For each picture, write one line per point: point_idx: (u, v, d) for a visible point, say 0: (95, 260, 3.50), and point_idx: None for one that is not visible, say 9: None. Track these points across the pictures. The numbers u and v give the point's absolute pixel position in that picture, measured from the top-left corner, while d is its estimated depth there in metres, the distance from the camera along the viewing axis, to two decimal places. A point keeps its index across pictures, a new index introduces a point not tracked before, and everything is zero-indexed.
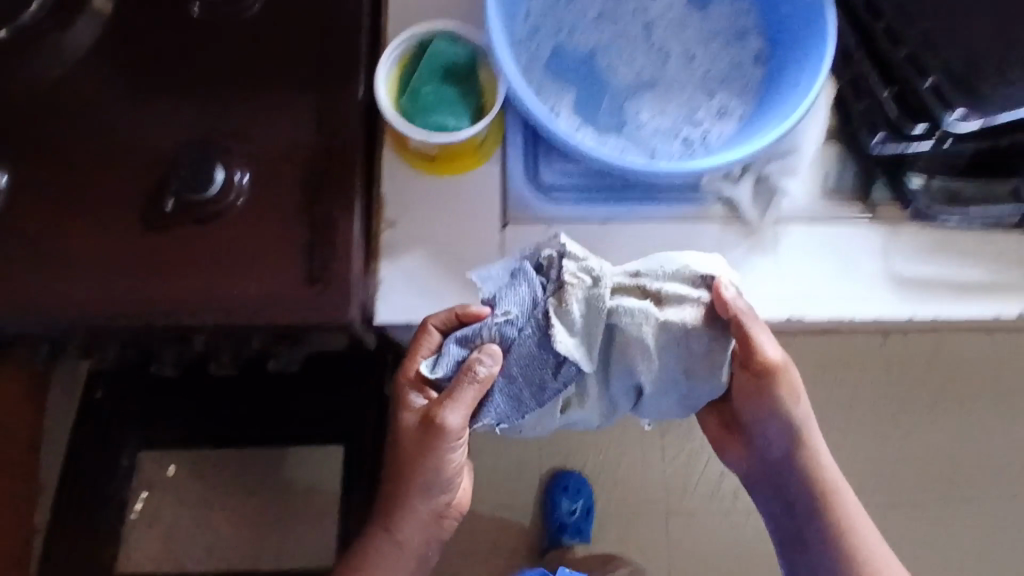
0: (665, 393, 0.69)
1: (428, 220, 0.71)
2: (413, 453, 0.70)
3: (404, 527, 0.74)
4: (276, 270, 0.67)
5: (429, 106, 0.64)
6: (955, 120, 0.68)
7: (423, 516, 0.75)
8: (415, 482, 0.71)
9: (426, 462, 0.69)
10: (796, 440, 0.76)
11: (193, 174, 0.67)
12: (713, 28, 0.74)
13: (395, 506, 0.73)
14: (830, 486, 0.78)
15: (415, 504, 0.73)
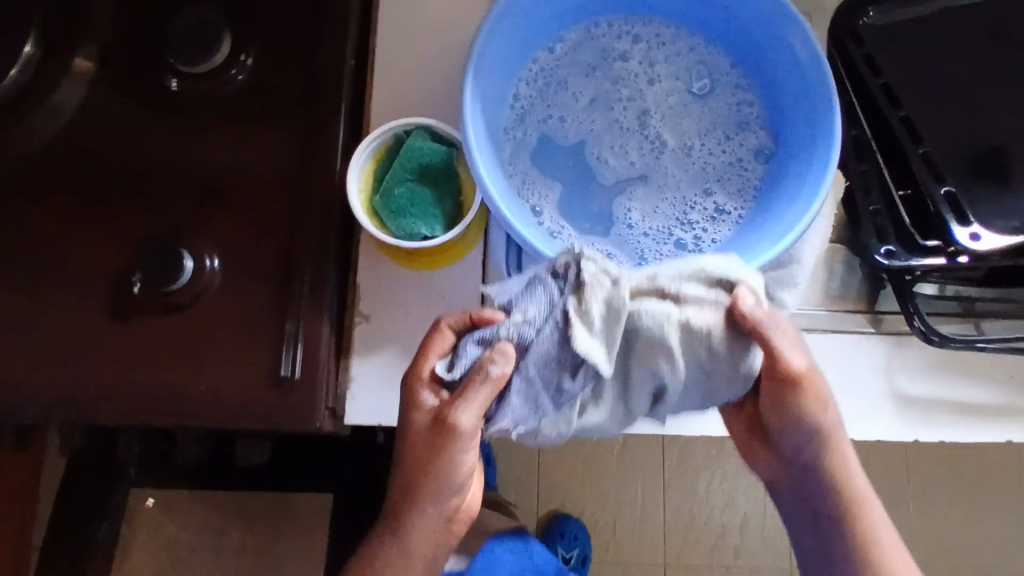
0: (691, 400, 0.56)
1: (404, 315, 0.68)
2: (425, 443, 0.59)
3: (413, 535, 0.64)
4: (243, 363, 0.64)
5: (403, 210, 0.61)
6: (967, 237, 0.66)
7: (431, 532, 0.64)
8: (420, 462, 0.60)
9: (433, 455, 0.59)
10: (824, 440, 0.62)
11: (165, 254, 0.66)
12: (714, 120, 0.70)
13: (401, 499, 0.63)
14: (864, 496, 0.64)
15: (426, 504, 0.62)
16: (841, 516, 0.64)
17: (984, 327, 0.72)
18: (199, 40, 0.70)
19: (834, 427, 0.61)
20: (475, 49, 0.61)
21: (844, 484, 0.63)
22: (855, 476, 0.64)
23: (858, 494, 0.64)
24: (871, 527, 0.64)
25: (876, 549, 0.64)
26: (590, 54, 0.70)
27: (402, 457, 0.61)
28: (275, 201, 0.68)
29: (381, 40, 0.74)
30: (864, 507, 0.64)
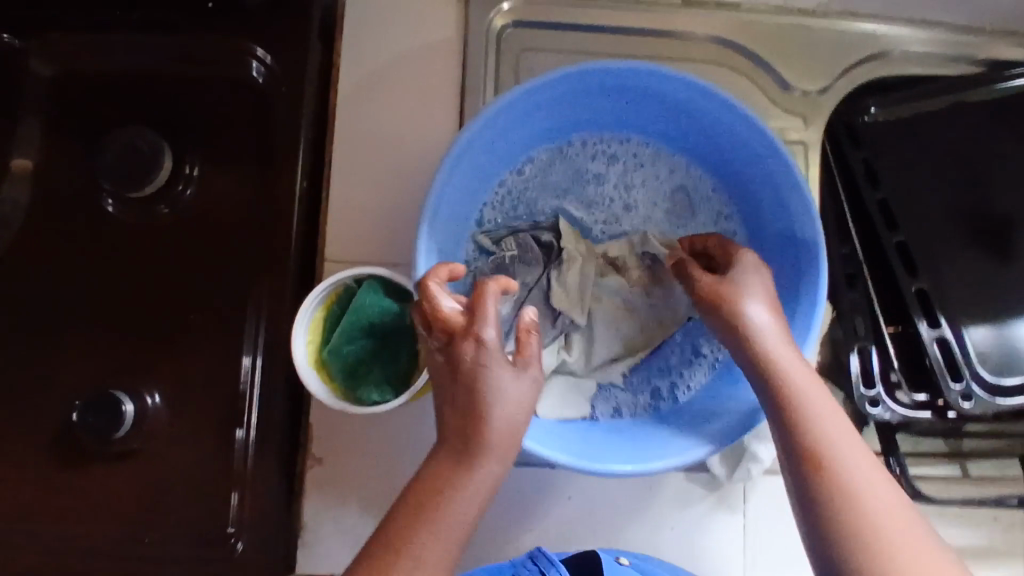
0: (621, 331, 0.67)
1: (360, 457, 0.66)
2: (470, 399, 0.46)
3: (427, 559, 0.43)
4: (190, 517, 0.62)
5: (355, 368, 0.58)
6: (961, 399, 0.62)
7: (469, 503, 0.45)
8: (465, 412, 0.46)
9: (488, 407, 0.46)
10: (791, 416, 0.48)
11: (105, 397, 0.61)
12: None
13: (421, 488, 0.45)
14: (865, 502, 0.43)
15: (443, 494, 0.44)
16: (825, 538, 0.43)
17: (970, 468, 0.69)
18: (135, 165, 0.62)
19: (797, 388, 0.49)
20: (431, 196, 0.55)
21: (824, 468, 0.45)
22: (849, 478, 0.44)
23: (842, 500, 0.44)
24: (873, 525, 0.42)
25: (883, 536, 0.42)
26: (562, 174, 0.69)
27: (399, 514, 0.44)
28: (221, 338, 0.63)
29: (339, 150, 0.68)
30: (864, 517, 0.43)
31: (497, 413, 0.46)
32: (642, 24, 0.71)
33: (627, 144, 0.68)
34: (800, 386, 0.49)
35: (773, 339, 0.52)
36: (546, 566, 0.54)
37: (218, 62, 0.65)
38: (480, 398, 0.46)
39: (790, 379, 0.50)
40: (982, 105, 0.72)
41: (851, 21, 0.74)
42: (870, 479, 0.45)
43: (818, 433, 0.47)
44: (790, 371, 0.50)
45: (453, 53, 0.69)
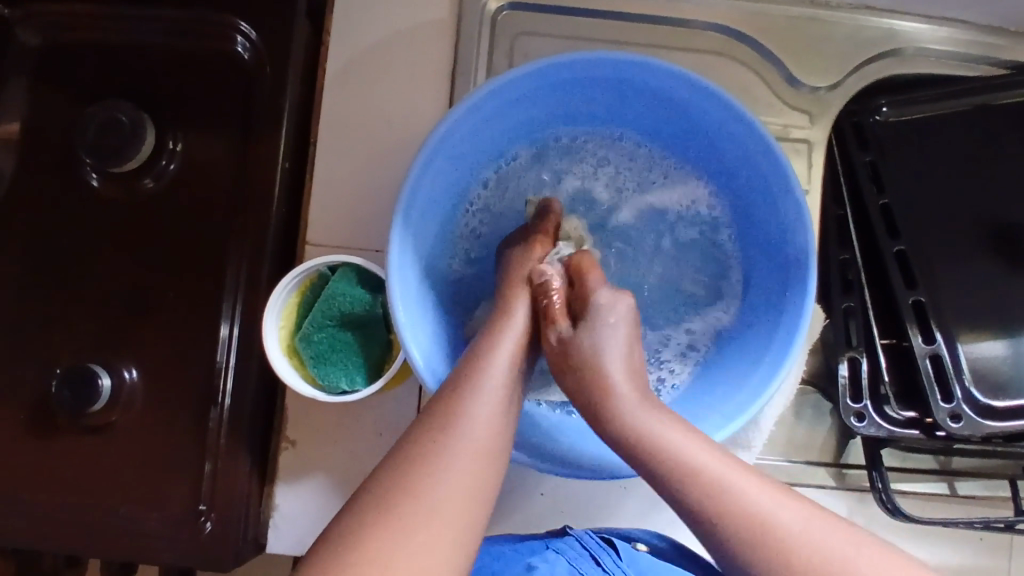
0: None
1: (332, 443, 0.64)
2: (473, 356, 0.51)
3: (451, 475, 0.43)
4: (162, 491, 0.63)
5: (325, 355, 0.58)
6: (949, 419, 0.60)
7: (491, 444, 0.46)
8: (474, 362, 0.50)
9: (488, 361, 0.50)
10: (590, 368, 0.51)
11: (82, 371, 0.62)
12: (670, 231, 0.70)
13: (433, 421, 0.45)
14: (766, 511, 0.41)
15: (460, 426, 0.45)
16: (730, 543, 0.41)
17: (958, 487, 0.67)
18: (117, 139, 0.63)
19: (686, 401, 0.48)
20: (405, 186, 0.54)
21: (719, 482, 0.43)
22: (748, 494, 0.42)
23: (742, 513, 0.41)
24: (781, 535, 0.40)
25: (799, 553, 0.40)
26: (548, 159, 0.68)
27: (405, 447, 0.44)
28: (198, 316, 0.64)
29: (323, 130, 0.67)
30: (769, 522, 0.41)
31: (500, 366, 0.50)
32: (646, 12, 0.68)
33: (616, 132, 0.66)
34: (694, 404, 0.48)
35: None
36: (594, 549, 0.57)
37: (204, 38, 0.65)
38: (484, 355, 0.51)
39: (676, 402, 0.48)
40: (993, 110, 0.69)
41: (868, 15, 0.70)
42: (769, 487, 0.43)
43: (693, 450, 0.45)
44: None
45: (443, 33, 0.67)
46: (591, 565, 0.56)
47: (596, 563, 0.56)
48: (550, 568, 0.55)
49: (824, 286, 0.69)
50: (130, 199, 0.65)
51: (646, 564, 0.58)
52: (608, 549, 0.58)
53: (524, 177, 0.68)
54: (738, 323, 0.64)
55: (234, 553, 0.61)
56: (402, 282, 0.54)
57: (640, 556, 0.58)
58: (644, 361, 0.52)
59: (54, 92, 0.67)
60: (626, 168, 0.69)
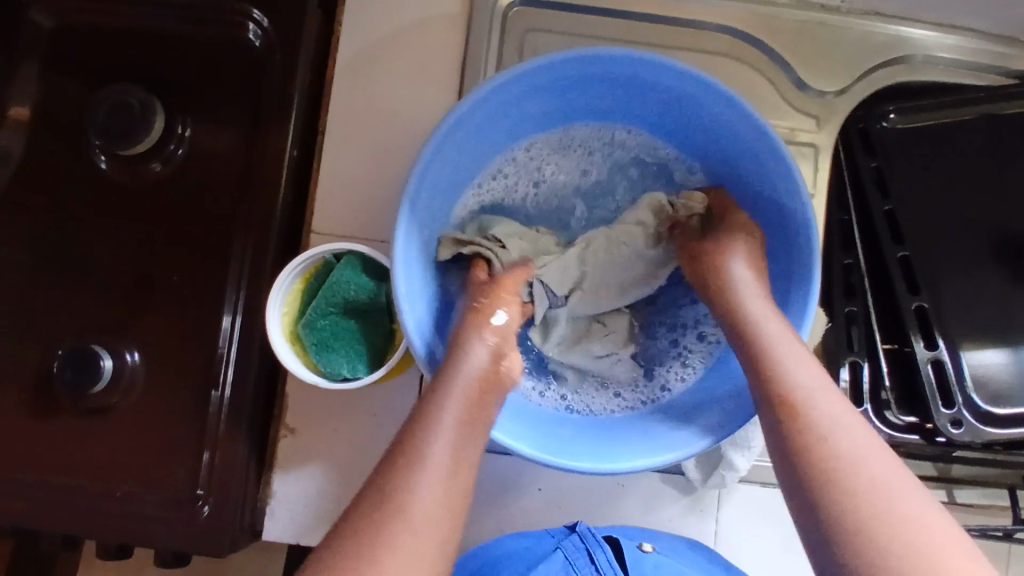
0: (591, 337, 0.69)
1: (331, 431, 0.64)
2: (420, 412, 0.49)
3: (410, 545, 0.43)
4: (161, 474, 0.63)
5: (327, 343, 0.58)
6: (949, 424, 0.60)
7: (448, 502, 0.46)
8: (416, 431, 0.48)
9: (432, 423, 0.49)
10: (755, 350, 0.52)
11: (83, 353, 0.62)
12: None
13: (379, 495, 0.45)
14: (877, 498, 0.42)
15: (410, 495, 0.45)
16: (833, 529, 0.42)
17: (956, 494, 0.67)
18: (126, 123, 0.64)
19: (822, 410, 0.46)
20: (413, 175, 0.54)
21: (849, 458, 0.44)
22: (860, 457, 0.44)
23: (836, 453, 0.44)
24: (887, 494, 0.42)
25: (902, 533, 0.40)
26: (553, 159, 0.68)
27: (348, 528, 0.44)
28: (203, 300, 0.64)
29: (332, 119, 0.67)
30: (880, 490, 0.42)
31: (449, 416, 0.49)
32: (657, 12, 0.69)
33: (617, 123, 0.66)
34: (821, 406, 0.47)
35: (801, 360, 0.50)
36: (591, 545, 0.56)
37: (215, 23, 0.65)
38: (433, 409, 0.50)
39: (793, 376, 0.49)
40: (1005, 119, 0.68)
41: (878, 21, 0.70)
42: (878, 463, 0.43)
43: (847, 446, 0.44)
44: (816, 398, 0.47)
45: (455, 25, 0.67)
46: (585, 562, 0.55)
47: (590, 561, 0.55)
48: (545, 564, 0.55)
49: (828, 291, 0.69)
50: (135, 182, 0.66)
51: (651, 565, 0.55)
52: (606, 544, 0.57)
53: (515, 159, 0.66)
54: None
55: (230, 537, 0.61)
56: (406, 268, 0.54)
57: (646, 558, 0.56)
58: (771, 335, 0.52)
59: (64, 75, 0.67)
60: (635, 168, 0.69)
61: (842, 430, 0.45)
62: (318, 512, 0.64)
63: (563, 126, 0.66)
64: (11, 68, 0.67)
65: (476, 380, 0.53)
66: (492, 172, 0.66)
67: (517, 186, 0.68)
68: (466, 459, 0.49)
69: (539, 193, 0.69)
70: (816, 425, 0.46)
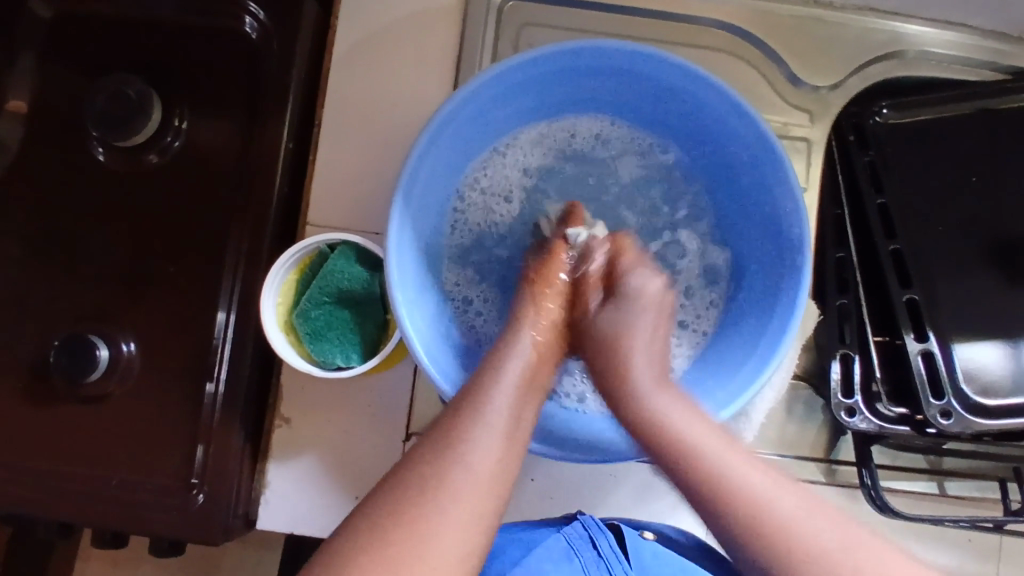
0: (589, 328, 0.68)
1: (325, 421, 0.65)
2: (472, 392, 0.50)
3: (470, 487, 0.45)
4: (156, 463, 0.63)
5: (321, 332, 0.59)
6: (940, 416, 0.60)
7: (497, 479, 0.46)
8: (478, 391, 0.50)
9: (493, 389, 0.50)
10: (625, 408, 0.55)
11: (80, 342, 0.62)
12: (656, 227, 0.71)
13: (442, 444, 0.47)
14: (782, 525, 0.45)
15: (454, 473, 0.45)
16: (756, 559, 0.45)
17: (949, 486, 0.67)
18: (124, 113, 0.64)
19: (718, 461, 0.48)
20: (407, 166, 0.55)
21: (753, 504, 0.46)
22: (761, 494, 0.47)
23: (737, 500, 0.46)
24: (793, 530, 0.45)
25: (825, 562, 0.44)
26: (546, 150, 0.69)
27: (377, 509, 0.44)
28: (199, 290, 0.64)
29: (328, 112, 0.67)
30: (770, 515, 0.46)
31: (505, 394, 0.50)
32: (652, 7, 0.69)
33: (611, 116, 0.66)
34: (715, 456, 0.49)
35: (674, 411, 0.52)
36: (593, 531, 0.57)
37: (212, 16, 0.66)
38: (485, 389, 0.50)
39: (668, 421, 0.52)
40: (997, 115, 0.69)
41: (872, 16, 0.70)
42: (785, 500, 0.47)
43: (752, 496, 0.46)
44: (708, 449, 0.49)
45: (451, 19, 0.68)
46: (588, 548, 0.55)
47: (593, 547, 0.56)
48: (546, 547, 0.55)
49: (820, 284, 0.69)
50: (133, 173, 0.66)
51: (650, 554, 0.57)
52: (608, 530, 0.57)
53: (510, 150, 0.67)
54: (731, 311, 0.65)
55: (225, 525, 0.61)
56: (400, 258, 0.55)
57: (645, 545, 0.57)
58: (653, 400, 0.54)
59: (62, 67, 0.68)
60: (625, 165, 0.70)
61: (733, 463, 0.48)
62: (311, 502, 0.64)
63: (558, 117, 0.66)
64: (11, 59, 0.67)
65: (532, 361, 0.55)
66: (486, 163, 0.66)
67: (501, 177, 0.68)
68: (525, 421, 0.51)
69: (531, 184, 0.69)
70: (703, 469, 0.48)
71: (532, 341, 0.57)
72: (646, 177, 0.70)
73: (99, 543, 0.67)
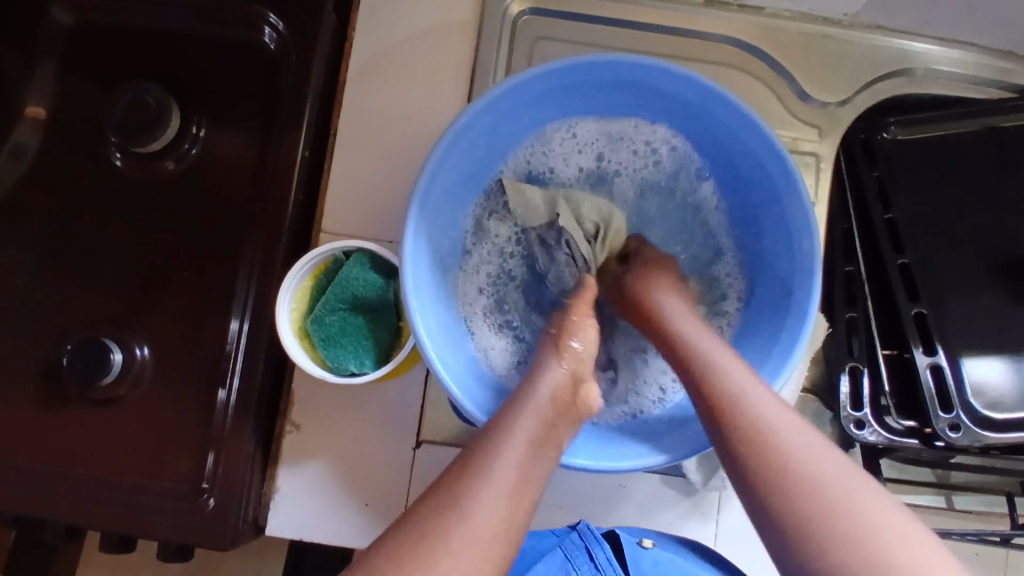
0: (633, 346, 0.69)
1: (336, 427, 0.65)
2: (481, 448, 0.48)
3: (460, 547, 0.42)
4: (167, 467, 0.63)
5: (336, 338, 0.59)
6: (948, 429, 0.61)
7: (494, 548, 0.43)
8: (486, 446, 0.48)
9: (498, 450, 0.48)
10: (704, 381, 0.52)
11: (93, 346, 0.63)
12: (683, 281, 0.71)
13: (437, 504, 0.44)
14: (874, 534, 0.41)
15: (446, 542, 0.42)
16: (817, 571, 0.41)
17: (954, 500, 0.68)
18: (142, 121, 0.65)
19: (739, 387, 0.50)
20: (424, 174, 0.55)
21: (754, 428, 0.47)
22: (759, 420, 0.47)
23: (805, 496, 0.43)
24: (787, 456, 0.45)
25: (848, 517, 0.41)
26: (591, 152, 0.69)
27: None
28: (214, 296, 0.65)
29: (343, 123, 0.68)
30: (843, 509, 0.42)
31: (512, 451, 0.48)
32: (663, 23, 0.70)
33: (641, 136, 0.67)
34: (767, 404, 0.48)
35: (724, 360, 0.52)
36: (590, 541, 0.57)
37: (232, 26, 0.67)
38: (496, 440, 0.48)
39: (752, 401, 0.48)
40: (1002, 132, 0.69)
41: (879, 34, 0.71)
42: (831, 464, 0.44)
43: (789, 450, 0.45)
44: (755, 402, 0.48)
45: (466, 33, 0.69)
46: (584, 561, 0.56)
47: (589, 559, 0.57)
48: (545, 562, 0.57)
49: (828, 298, 0.70)
50: (150, 180, 0.67)
51: (650, 563, 0.56)
52: (605, 541, 0.58)
53: (548, 150, 0.68)
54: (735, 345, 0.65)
55: (234, 530, 0.61)
56: (414, 266, 0.55)
57: (644, 553, 0.57)
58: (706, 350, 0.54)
59: (81, 75, 0.69)
60: (633, 175, 0.70)
61: (803, 454, 0.45)
62: (322, 508, 0.64)
63: (581, 126, 0.67)
64: (32, 67, 0.68)
65: (546, 422, 0.52)
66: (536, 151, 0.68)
67: (541, 169, 0.69)
68: (534, 481, 0.48)
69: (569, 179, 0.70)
70: (756, 442, 0.46)
71: (551, 392, 0.54)
72: (655, 187, 0.71)
73: (107, 548, 0.67)
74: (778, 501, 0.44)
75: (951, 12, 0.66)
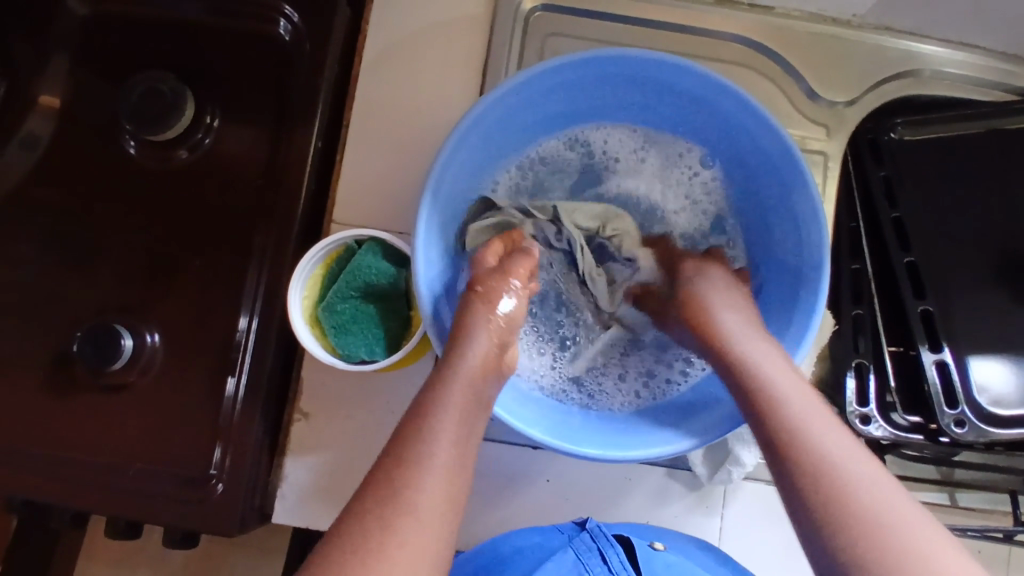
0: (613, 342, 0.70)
1: (344, 416, 0.65)
2: (415, 427, 0.47)
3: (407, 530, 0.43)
4: (175, 453, 0.64)
5: (346, 326, 0.60)
6: (953, 425, 0.61)
7: (441, 522, 0.44)
8: (420, 421, 0.48)
9: (434, 426, 0.47)
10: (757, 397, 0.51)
11: (103, 331, 0.63)
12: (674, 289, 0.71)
13: (381, 488, 0.44)
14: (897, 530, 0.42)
15: (395, 520, 0.43)
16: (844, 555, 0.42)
17: (959, 498, 0.68)
18: (156, 109, 0.65)
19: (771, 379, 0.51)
20: (437, 165, 0.56)
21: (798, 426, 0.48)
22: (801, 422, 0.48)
23: (840, 493, 0.44)
24: (822, 453, 0.46)
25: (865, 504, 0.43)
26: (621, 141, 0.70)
27: None
28: (225, 284, 0.65)
29: (355, 115, 0.69)
30: (861, 499, 0.43)
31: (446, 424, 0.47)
32: (673, 20, 0.71)
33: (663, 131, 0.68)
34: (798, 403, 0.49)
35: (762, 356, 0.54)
36: (602, 544, 0.57)
37: (247, 17, 0.67)
38: (428, 414, 0.48)
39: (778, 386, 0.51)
40: (1008, 133, 0.70)
41: (887, 35, 0.71)
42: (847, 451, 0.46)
43: (818, 440, 0.47)
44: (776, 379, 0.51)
45: (478, 29, 0.69)
46: (598, 563, 0.56)
47: (603, 561, 0.56)
48: (556, 560, 0.56)
49: (834, 295, 0.71)
50: (163, 169, 0.68)
51: (662, 565, 0.56)
52: (618, 545, 0.57)
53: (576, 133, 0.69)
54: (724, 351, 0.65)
55: (240, 517, 0.61)
56: (426, 257, 0.56)
57: (656, 556, 0.57)
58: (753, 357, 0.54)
59: (96, 64, 0.69)
60: (648, 162, 0.70)
61: (830, 445, 0.46)
62: (328, 497, 0.65)
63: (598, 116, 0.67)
64: (47, 54, 0.69)
65: (473, 384, 0.51)
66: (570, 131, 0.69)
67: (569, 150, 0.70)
68: (469, 445, 0.49)
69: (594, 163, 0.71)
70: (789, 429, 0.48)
71: (482, 352, 0.53)
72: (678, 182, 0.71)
73: (113, 534, 0.67)
74: (804, 487, 0.45)
75: (962, 13, 0.67)
